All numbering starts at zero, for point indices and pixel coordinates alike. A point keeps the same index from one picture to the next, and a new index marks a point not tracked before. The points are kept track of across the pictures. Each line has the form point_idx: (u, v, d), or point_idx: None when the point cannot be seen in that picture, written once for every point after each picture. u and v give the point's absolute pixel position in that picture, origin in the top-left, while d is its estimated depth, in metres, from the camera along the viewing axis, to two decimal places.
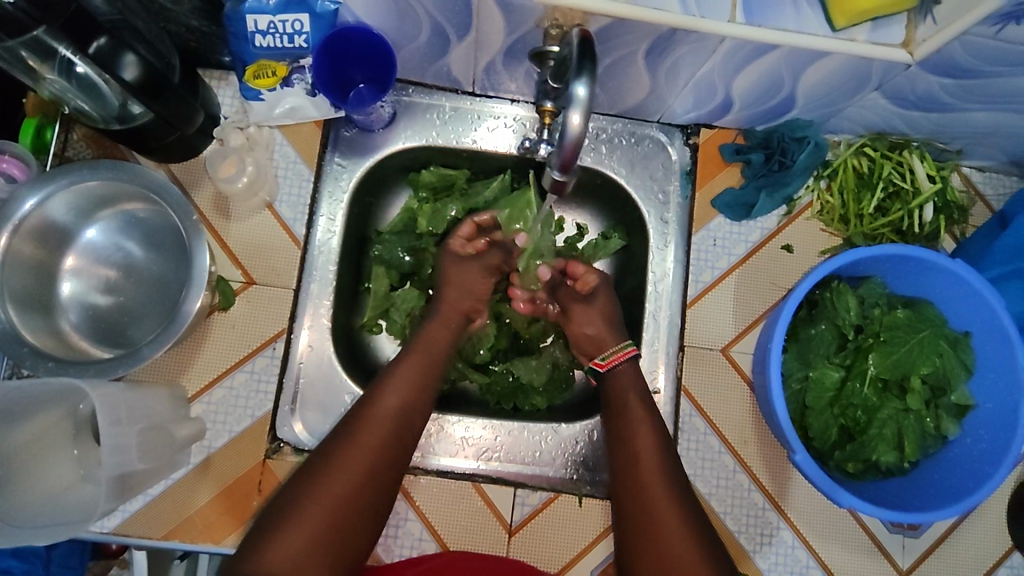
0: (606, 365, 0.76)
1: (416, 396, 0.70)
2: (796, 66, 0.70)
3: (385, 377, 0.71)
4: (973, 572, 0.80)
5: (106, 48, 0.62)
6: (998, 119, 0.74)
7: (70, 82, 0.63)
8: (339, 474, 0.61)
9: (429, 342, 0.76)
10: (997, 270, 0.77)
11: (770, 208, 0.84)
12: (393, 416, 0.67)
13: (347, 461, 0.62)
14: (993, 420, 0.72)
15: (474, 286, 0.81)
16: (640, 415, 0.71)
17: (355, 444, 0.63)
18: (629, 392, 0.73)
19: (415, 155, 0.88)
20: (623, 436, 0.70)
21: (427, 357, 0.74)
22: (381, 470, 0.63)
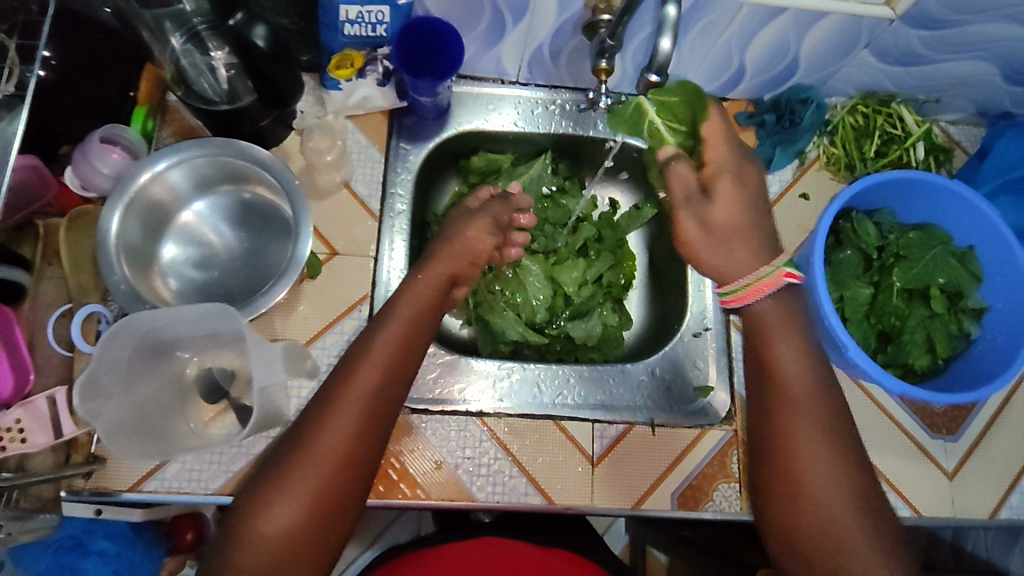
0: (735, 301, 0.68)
1: (397, 366, 0.67)
2: (800, 29, 0.84)
3: (362, 348, 0.67)
4: (1011, 469, 0.88)
5: (241, 20, 0.73)
6: (967, 67, 0.89)
7: (207, 57, 0.76)
8: (315, 461, 0.60)
9: (410, 302, 0.72)
10: (991, 185, 0.89)
11: (785, 162, 0.96)
12: (370, 396, 0.64)
13: (321, 448, 0.61)
14: (1008, 316, 0.82)
15: (475, 246, 0.77)
16: (803, 403, 0.64)
17: (331, 429, 0.62)
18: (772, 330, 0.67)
19: (468, 140, 0.98)
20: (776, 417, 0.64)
21: (409, 321, 0.70)
22: (362, 454, 0.62)
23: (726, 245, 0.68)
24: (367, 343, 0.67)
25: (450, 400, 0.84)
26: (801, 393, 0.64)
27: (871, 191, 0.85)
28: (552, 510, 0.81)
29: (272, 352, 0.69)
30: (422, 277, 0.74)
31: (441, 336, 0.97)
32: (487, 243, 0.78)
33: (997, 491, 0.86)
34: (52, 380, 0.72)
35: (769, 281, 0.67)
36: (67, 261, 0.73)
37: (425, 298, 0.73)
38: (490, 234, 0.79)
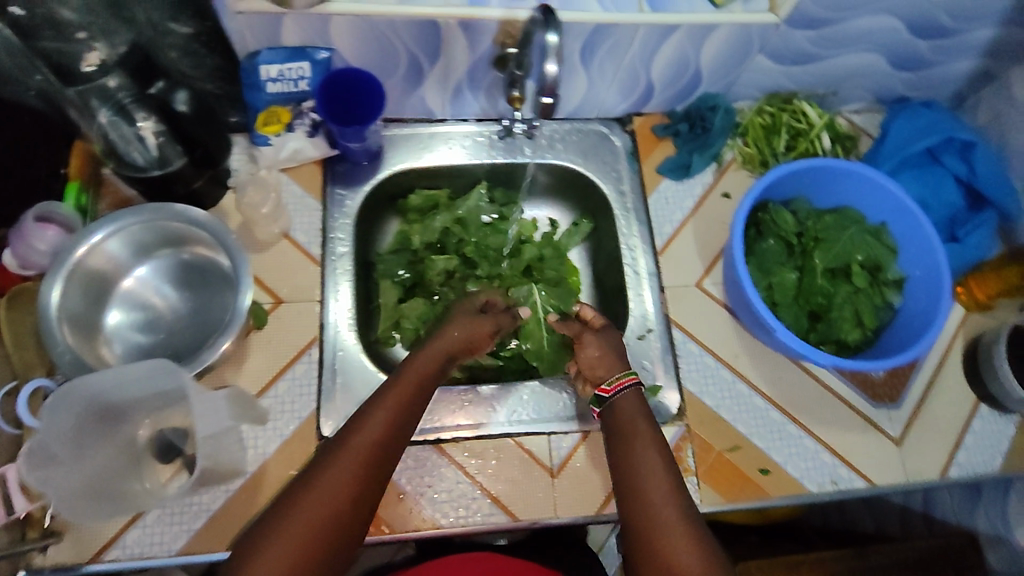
0: (612, 388, 0.78)
1: (400, 425, 0.69)
2: (696, 42, 0.90)
3: (366, 407, 0.70)
4: (953, 429, 0.92)
5: (163, 88, 0.79)
6: (853, 60, 0.96)
7: (133, 128, 0.79)
8: (310, 511, 0.60)
9: (414, 368, 0.75)
10: (892, 163, 0.92)
11: (704, 165, 1.02)
12: (368, 451, 0.66)
13: (316, 499, 0.61)
14: (925, 282, 0.87)
15: (477, 329, 0.84)
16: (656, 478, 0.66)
17: (329, 481, 0.62)
18: (632, 405, 0.75)
19: (404, 179, 1.02)
20: (636, 489, 0.66)
21: (409, 390, 0.72)
22: (354, 510, 0.62)
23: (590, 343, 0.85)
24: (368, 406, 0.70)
25: None
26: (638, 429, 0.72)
27: (783, 183, 0.90)
28: (518, 527, 0.82)
29: (216, 400, 0.70)
30: (427, 349, 0.79)
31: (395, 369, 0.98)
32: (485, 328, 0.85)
33: (943, 453, 0.90)
34: (3, 459, 0.72)
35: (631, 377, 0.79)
36: (9, 339, 0.74)
37: (427, 365, 0.76)
38: (482, 318, 0.85)
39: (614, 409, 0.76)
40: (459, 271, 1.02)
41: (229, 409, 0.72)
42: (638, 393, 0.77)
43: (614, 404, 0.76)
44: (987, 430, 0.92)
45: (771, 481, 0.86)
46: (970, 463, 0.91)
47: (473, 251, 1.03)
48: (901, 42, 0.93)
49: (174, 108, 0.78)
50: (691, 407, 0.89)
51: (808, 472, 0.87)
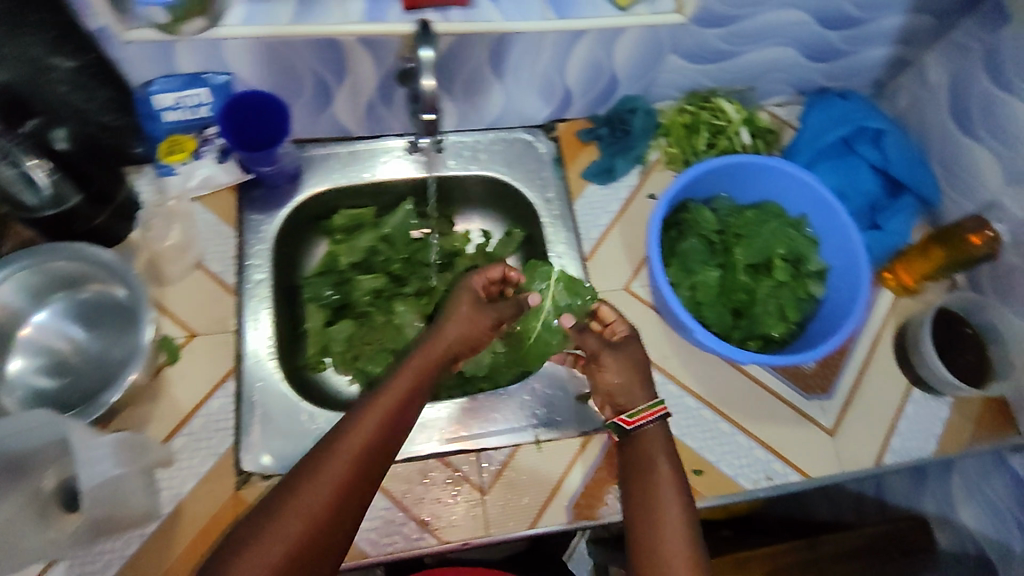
0: (633, 422, 0.78)
1: (395, 424, 0.71)
2: (606, 47, 0.89)
3: (363, 403, 0.71)
4: (886, 416, 0.92)
5: (39, 125, 0.77)
6: (767, 55, 0.96)
7: (18, 169, 0.74)
8: (302, 507, 0.62)
9: (413, 365, 0.76)
10: (809, 156, 0.91)
11: (628, 168, 1.01)
12: (361, 448, 0.67)
13: (309, 497, 0.63)
14: (846, 273, 0.87)
15: (476, 324, 0.84)
16: (672, 516, 0.71)
17: (319, 483, 0.64)
18: (656, 445, 0.77)
19: (325, 199, 1.00)
20: (653, 527, 0.71)
21: (406, 388, 0.74)
22: (345, 510, 0.64)
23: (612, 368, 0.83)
24: (362, 406, 0.71)
25: None
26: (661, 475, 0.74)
27: (700, 181, 0.90)
28: (448, 549, 0.80)
29: (100, 448, 0.69)
30: (430, 344, 0.79)
31: (322, 397, 0.96)
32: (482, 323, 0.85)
33: (877, 441, 0.91)
34: None
35: (657, 409, 0.79)
36: None
37: (426, 364, 0.77)
38: (482, 309, 0.85)
39: (637, 440, 0.78)
40: (388, 289, 1.01)
41: (117, 456, 0.70)
42: (664, 430, 0.78)
43: (636, 438, 0.78)
44: (921, 414, 0.93)
45: (705, 481, 0.86)
46: (905, 449, 0.91)
47: (401, 268, 1.02)
48: (812, 34, 0.93)
49: (54, 147, 0.79)
50: None
51: (742, 470, 0.87)
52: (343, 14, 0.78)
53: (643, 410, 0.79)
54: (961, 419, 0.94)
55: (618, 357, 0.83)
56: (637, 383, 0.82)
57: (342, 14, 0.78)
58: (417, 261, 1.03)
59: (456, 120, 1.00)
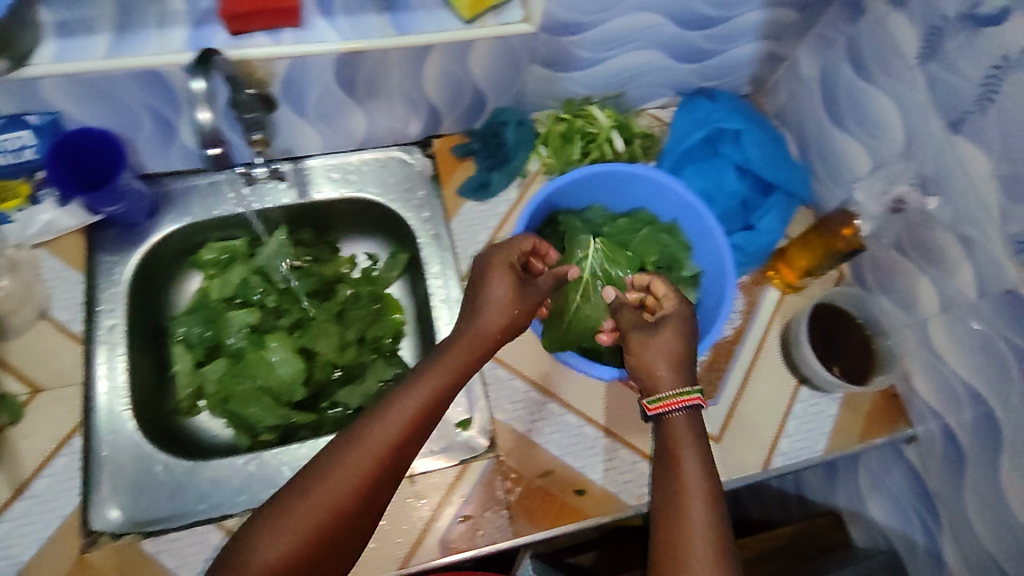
0: (656, 408, 0.69)
1: (419, 427, 0.66)
2: (458, 60, 0.85)
3: (394, 397, 0.67)
4: (772, 418, 0.91)
5: None
6: (633, 59, 0.94)
7: None
8: (315, 509, 0.60)
9: (450, 357, 0.71)
10: (672, 160, 0.90)
11: (506, 182, 0.98)
12: (383, 451, 0.64)
13: (323, 495, 0.61)
14: (716, 277, 0.86)
15: (509, 305, 0.75)
16: (699, 508, 0.62)
17: (332, 484, 0.61)
18: (684, 438, 0.67)
19: (188, 234, 0.96)
20: (676, 522, 0.62)
21: (445, 376, 0.69)
22: (359, 508, 0.62)
23: (643, 351, 0.73)
24: (395, 395, 0.67)
25: (191, 509, 0.81)
26: (686, 472, 0.65)
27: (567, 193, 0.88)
28: None
29: None
30: (470, 330, 0.73)
31: (190, 442, 0.93)
32: (516, 312, 0.75)
33: (763, 443, 0.90)
34: None
35: (687, 398, 0.69)
36: None
37: (465, 359, 0.71)
38: (517, 288, 0.76)
39: (665, 427, 0.69)
40: (263, 323, 0.96)
41: None
42: (690, 421, 0.69)
43: (664, 426, 0.69)
44: (809, 413, 0.92)
45: (586, 501, 0.83)
46: (791, 451, 0.90)
47: (277, 300, 0.98)
48: (672, 36, 0.91)
49: None
50: (500, 436, 0.86)
51: (625, 486, 0.85)
52: (162, 46, 0.74)
53: (674, 396, 0.70)
54: (851, 416, 0.92)
55: (643, 340, 0.74)
56: (666, 369, 0.72)
57: (162, 46, 0.74)
58: (295, 292, 1.00)
59: (323, 143, 0.96)
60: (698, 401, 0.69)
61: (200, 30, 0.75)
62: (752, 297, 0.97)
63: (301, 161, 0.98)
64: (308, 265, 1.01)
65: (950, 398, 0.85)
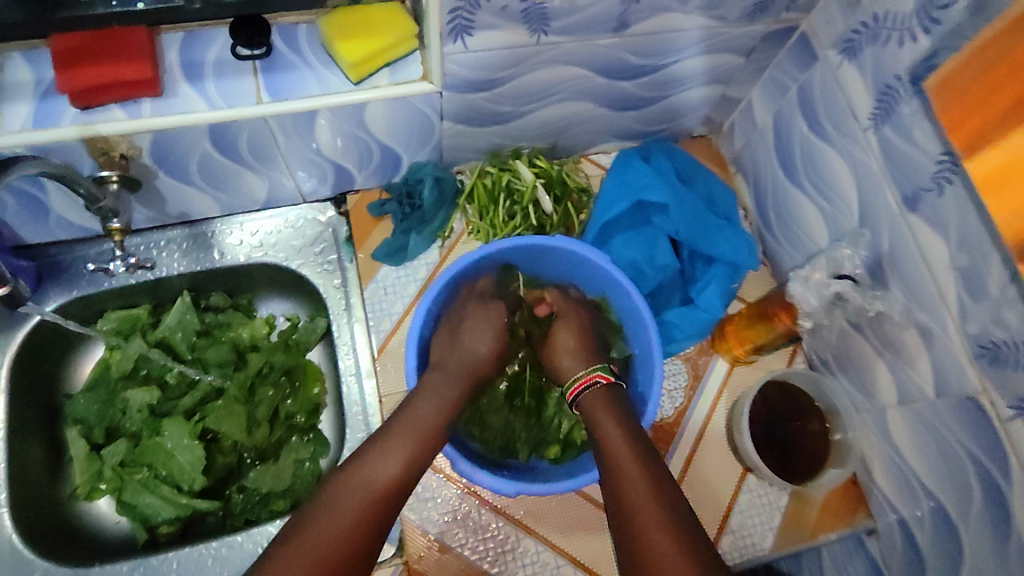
0: (572, 395, 0.73)
1: (416, 461, 0.65)
2: (353, 121, 0.76)
3: (384, 433, 0.66)
4: (716, 510, 0.82)
5: None
6: (561, 110, 0.85)
7: None
8: (315, 544, 0.56)
9: (434, 394, 0.70)
10: (596, 231, 0.81)
11: (426, 244, 0.90)
12: (383, 484, 0.62)
13: (325, 531, 0.57)
14: (643, 364, 0.77)
15: (482, 346, 0.76)
16: (630, 464, 0.63)
17: (334, 520, 0.58)
18: (597, 404, 0.70)
19: (84, 303, 0.87)
20: (612, 477, 0.64)
21: (432, 412, 0.69)
22: (362, 545, 0.58)
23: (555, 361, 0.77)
24: (385, 432, 0.66)
25: None
26: (600, 421, 0.69)
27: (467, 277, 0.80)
28: None
29: None
30: (448, 372, 0.73)
31: (85, 535, 0.84)
32: (484, 356, 0.76)
33: None
34: None
35: (592, 375, 0.73)
36: None
37: (450, 398, 0.71)
38: (484, 331, 0.77)
39: (582, 406, 0.72)
40: (163, 405, 0.88)
41: None
42: (600, 390, 0.71)
43: (581, 405, 0.72)
44: (756, 505, 0.83)
45: None
46: (735, 548, 0.82)
47: (179, 377, 0.91)
48: (600, 86, 0.81)
49: None
50: (410, 538, 0.77)
51: None
52: (1, 125, 0.66)
53: (581, 377, 0.73)
54: (802, 505, 0.84)
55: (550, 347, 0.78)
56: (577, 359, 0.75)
57: (1, 126, 0.66)
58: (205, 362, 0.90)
59: (221, 205, 0.88)
60: (603, 373, 0.72)
61: (46, 104, 0.67)
62: (696, 369, 0.88)
63: (201, 224, 0.91)
64: (217, 333, 0.93)
65: (905, 490, 0.75)
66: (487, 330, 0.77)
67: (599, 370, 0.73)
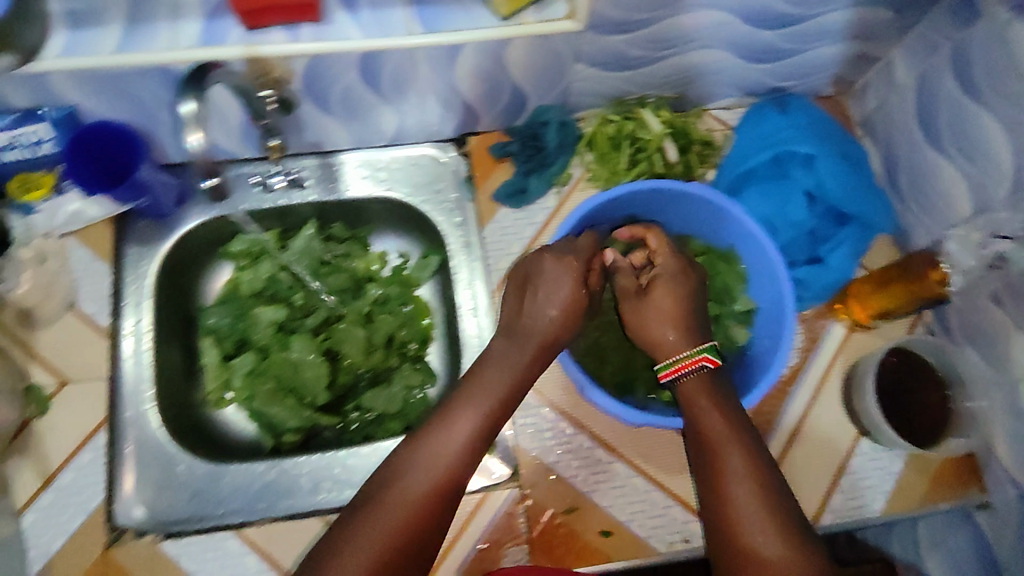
0: (670, 374, 0.70)
1: (485, 432, 0.65)
2: (495, 58, 0.78)
3: (460, 402, 0.67)
4: (824, 470, 0.83)
5: None
6: (696, 58, 0.84)
7: None
8: (393, 514, 0.59)
9: (509, 364, 0.69)
10: (730, 179, 0.85)
11: (544, 188, 0.91)
12: (454, 455, 0.63)
13: (401, 501, 0.60)
14: (772, 319, 0.77)
15: (569, 304, 0.72)
16: (734, 460, 0.62)
17: (406, 492, 0.60)
18: (699, 393, 0.68)
19: (220, 227, 0.93)
20: (713, 471, 0.62)
21: (504, 383, 0.68)
22: (432, 517, 0.60)
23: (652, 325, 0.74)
24: (461, 401, 0.67)
25: (209, 514, 0.78)
26: (706, 411, 0.66)
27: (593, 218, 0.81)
28: None
29: None
30: (525, 341, 0.71)
31: (219, 441, 0.90)
32: (567, 316, 0.72)
33: (815, 498, 0.82)
34: None
35: (693, 360, 0.70)
36: None
37: (525, 367, 0.70)
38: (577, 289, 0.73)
39: (679, 391, 0.69)
40: (290, 322, 0.93)
41: None
42: (698, 381, 0.69)
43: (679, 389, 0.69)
44: (869, 468, 0.83)
45: (612, 543, 0.79)
46: (844, 508, 0.82)
47: (306, 298, 0.95)
48: (741, 34, 0.80)
49: None
50: (524, 465, 0.82)
51: (655, 531, 0.79)
52: (173, 40, 0.70)
53: (688, 355, 0.70)
54: (915, 473, 0.83)
55: (647, 311, 0.75)
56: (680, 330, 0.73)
57: (174, 42, 0.70)
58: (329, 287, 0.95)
59: (354, 138, 0.91)
60: (710, 359, 0.70)
61: (213, 23, 0.71)
62: (812, 331, 0.88)
63: (330, 156, 0.94)
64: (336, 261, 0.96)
65: None
66: (568, 280, 0.73)
67: (706, 352, 0.71)
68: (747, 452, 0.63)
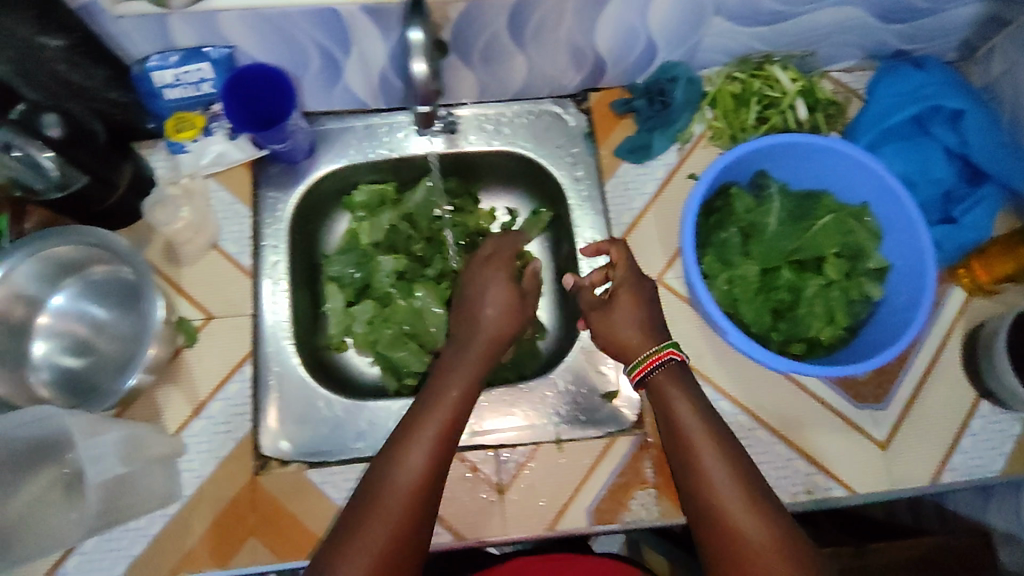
0: (638, 374, 0.69)
1: (453, 434, 0.64)
2: (639, 9, 0.79)
3: (428, 404, 0.65)
4: (946, 432, 0.84)
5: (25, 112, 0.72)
6: (834, 15, 0.84)
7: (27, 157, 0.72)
8: (378, 522, 0.57)
9: (468, 365, 0.69)
10: (871, 135, 0.89)
11: (666, 145, 0.93)
12: (427, 459, 0.61)
13: (389, 505, 0.58)
14: (909, 275, 0.78)
15: (509, 305, 0.74)
16: (708, 449, 0.62)
17: (388, 499, 0.58)
18: (668, 384, 0.67)
19: (343, 176, 0.95)
20: (687, 459, 0.62)
21: (466, 386, 0.67)
22: (420, 519, 0.59)
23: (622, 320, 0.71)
24: (428, 403, 0.65)
25: (351, 449, 0.82)
26: (677, 402, 0.65)
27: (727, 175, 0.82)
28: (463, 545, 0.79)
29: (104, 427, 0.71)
30: (481, 343, 0.71)
31: (345, 383, 0.93)
32: (513, 316, 0.74)
33: (936, 457, 0.83)
34: None
35: (660, 355, 0.69)
36: None
37: (479, 367, 0.70)
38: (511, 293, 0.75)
39: (650, 386, 0.68)
40: (410, 271, 0.94)
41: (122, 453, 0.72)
42: (669, 371, 0.68)
43: (652, 382, 0.68)
44: (990, 431, 0.84)
45: None
46: (965, 469, 0.83)
47: (424, 249, 0.96)
48: None
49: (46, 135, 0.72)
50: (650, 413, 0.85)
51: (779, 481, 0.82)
52: None
53: (649, 354, 0.69)
54: None
55: (606, 311, 0.73)
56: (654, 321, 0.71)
57: None
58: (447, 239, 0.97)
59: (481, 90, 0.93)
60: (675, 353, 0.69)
61: None
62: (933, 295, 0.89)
63: (451, 111, 0.95)
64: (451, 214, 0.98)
65: None
66: (501, 282, 0.76)
67: (672, 345, 0.70)
68: (719, 439, 0.63)
